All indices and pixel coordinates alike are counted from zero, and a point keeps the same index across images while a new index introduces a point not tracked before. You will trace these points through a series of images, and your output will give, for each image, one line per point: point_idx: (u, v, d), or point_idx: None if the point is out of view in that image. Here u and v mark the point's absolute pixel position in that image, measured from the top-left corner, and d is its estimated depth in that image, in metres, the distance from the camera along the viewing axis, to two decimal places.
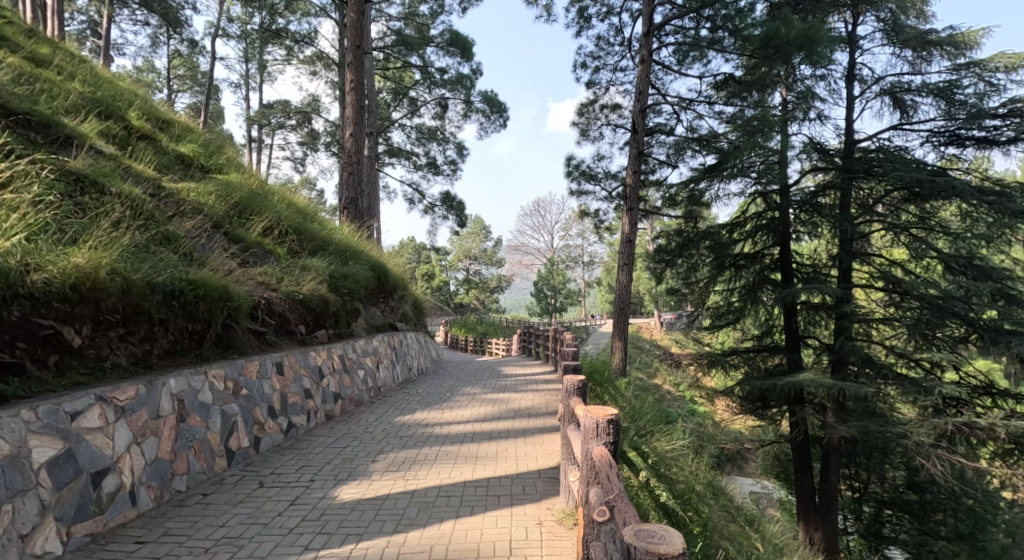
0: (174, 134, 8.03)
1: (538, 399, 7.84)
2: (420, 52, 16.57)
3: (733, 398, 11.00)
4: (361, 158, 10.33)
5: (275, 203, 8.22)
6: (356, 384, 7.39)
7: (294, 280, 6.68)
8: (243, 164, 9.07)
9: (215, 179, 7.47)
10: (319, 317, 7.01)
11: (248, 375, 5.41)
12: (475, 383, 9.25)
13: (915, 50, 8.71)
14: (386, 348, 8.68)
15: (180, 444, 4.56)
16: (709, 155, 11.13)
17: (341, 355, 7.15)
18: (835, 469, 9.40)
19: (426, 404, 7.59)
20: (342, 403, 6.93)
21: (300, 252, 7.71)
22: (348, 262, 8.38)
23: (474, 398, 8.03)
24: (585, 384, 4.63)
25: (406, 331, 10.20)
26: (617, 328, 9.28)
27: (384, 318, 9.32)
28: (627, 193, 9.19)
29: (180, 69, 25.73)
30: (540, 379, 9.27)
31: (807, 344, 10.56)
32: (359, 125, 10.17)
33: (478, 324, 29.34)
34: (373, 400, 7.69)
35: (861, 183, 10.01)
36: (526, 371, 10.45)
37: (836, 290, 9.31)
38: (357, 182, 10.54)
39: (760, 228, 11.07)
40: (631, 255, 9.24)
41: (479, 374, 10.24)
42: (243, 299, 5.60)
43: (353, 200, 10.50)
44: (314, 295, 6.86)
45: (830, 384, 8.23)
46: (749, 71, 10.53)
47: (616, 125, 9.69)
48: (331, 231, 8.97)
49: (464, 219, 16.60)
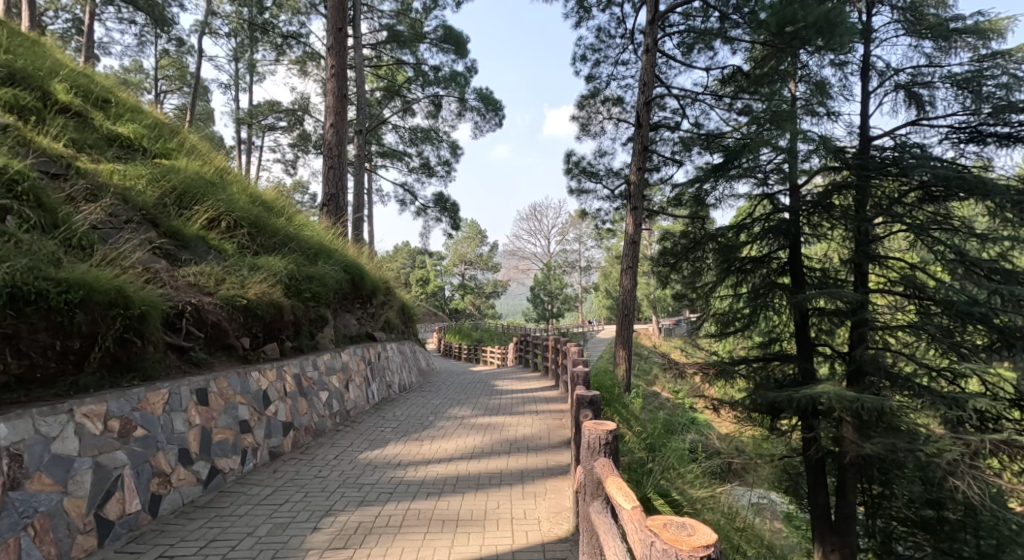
0: (117, 117, 7.36)
1: (537, 426, 7.18)
2: (412, 49, 16.01)
3: (739, 409, 10.43)
4: (343, 153, 9.74)
5: (235, 195, 7.63)
6: (313, 411, 6.74)
7: (237, 282, 6.06)
8: (210, 157, 8.45)
9: (168, 169, 6.84)
10: (269, 328, 6.40)
11: (144, 411, 4.62)
12: (460, 402, 8.61)
13: (936, 40, 8.26)
14: (358, 364, 8.05)
15: (8, 523, 3.63)
16: (715, 153, 10.58)
17: (295, 377, 6.49)
18: (852, 487, 8.83)
19: (398, 434, 6.92)
20: (292, 434, 6.27)
21: (258, 251, 7.12)
22: (317, 261, 7.79)
23: (457, 424, 7.36)
24: (616, 438, 3.99)
25: (387, 341, 9.58)
26: (622, 335, 8.69)
27: (361, 328, 8.73)
28: (632, 192, 8.60)
29: (168, 69, 25.09)
30: (540, 397, 8.67)
31: (821, 353, 10.03)
32: (341, 115, 9.58)
33: (473, 330, 28.68)
34: (337, 429, 7.03)
35: (878, 183, 9.46)
36: (524, 384, 9.84)
37: (856, 295, 8.74)
38: (338, 176, 9.95)
39: (766, 233, 10.54)
40: (636, 258, 8.64)
41: (468, 389, 9.62)
42: (148, 307, 4.87)
43: (335, 196, 9.90)
44: (263, 301, 6.25)
45: (851, 399, 7.62)
46: (759, 64, 10.01)
47: (618, 120, 9.12)
48: (302, 229, 8.35)
49: (458, 222, 16.02)
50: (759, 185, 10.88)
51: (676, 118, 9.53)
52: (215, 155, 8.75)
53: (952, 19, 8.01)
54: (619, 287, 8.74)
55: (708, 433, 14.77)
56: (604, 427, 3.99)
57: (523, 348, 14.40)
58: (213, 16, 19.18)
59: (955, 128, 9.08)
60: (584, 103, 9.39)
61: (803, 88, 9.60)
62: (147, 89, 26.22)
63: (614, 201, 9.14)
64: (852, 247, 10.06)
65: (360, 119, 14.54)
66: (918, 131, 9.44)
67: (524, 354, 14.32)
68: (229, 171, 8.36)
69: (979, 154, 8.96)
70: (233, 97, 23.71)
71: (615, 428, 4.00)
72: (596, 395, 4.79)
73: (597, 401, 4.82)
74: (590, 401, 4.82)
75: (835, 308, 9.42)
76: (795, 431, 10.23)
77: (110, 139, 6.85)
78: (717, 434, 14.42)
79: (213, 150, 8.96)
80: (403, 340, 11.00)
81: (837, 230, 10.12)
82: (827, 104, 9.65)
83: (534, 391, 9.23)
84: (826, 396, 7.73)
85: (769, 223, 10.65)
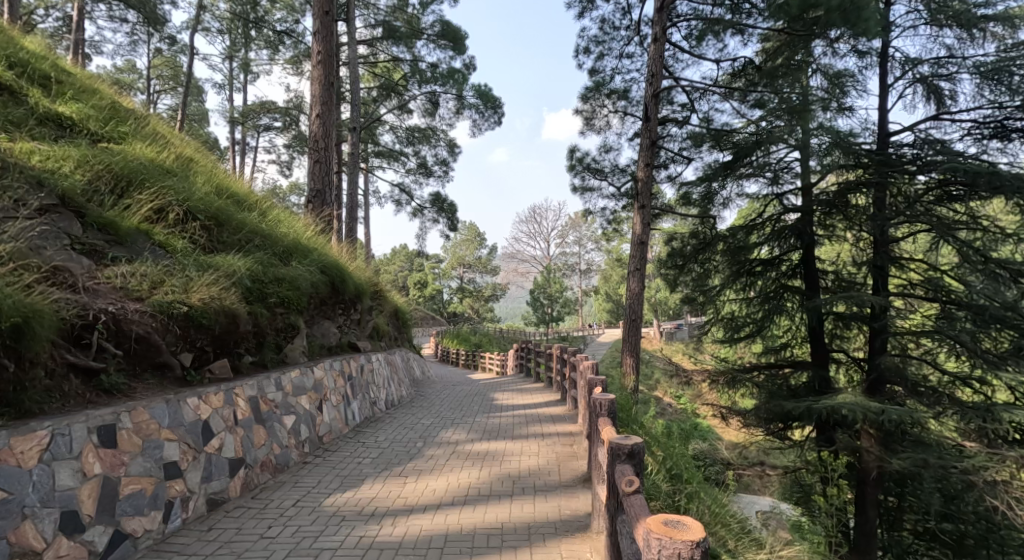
0: (74, 101, 6.81)
1: (544, 458, 6.47)
2: (409, 45, 15.56)
3: (750, 419, 9.97)
4: (331, 146, 9.24)
5: (210, 189, 7.11)
6: (274, 441, 5.91)
7: (179, 286, 5.29)
8: (183, 150, 7.94)
9: (131, 160, 6.30)
10: (215, 340, 5.56)
11: (6, 465, 3.67)
12: (452, 425, 7.93)
13: (962, 28, 8.17)
14: (334, 382, 7.33)
15: None
16: (725, 151, 10.15)
17: (246, 404, 5.60)
18: (872, 503, 8.39)
19: (377, 469, 6.14)
20: (245, 471, 5.43)
21: (217, 249, 6.48)
22: (290, 262, 7.21)
23: (449, 454, 6.64)
24: (704, 552, 3.04)
25: (372, 352, 8.96)
26: (628, 341, 8.23)
27: (342, 336, 8.16)
28: (639, 190, 8.15)
29: (161, 69, 24.63)
30: (545, 418, 8.06)
31: (838, 359, 9.64)
32: (328, 107, 9.10)
33: (471, 334, 28.18)
34: (303, 463, 6.23)
35: (898, 180, 8.97)
36: (527, 398, 9.35)
37: (878, 299, 8.29)
38: (325, 172, 9.46)
39: (779, 234, 10.17)
40: (644, 260, 8.17)
41: (464, 407, 8.97)
42: (31, 320, 4.04)
43: (320, 192, 9.42)
44: (209, 309, 5.40)
45: (877, 410, 7.13)
46: (772, 57, 9.64)
47: (624, 113, 8.65)
48: (280, 227, 7.77)
49: (456, 223, 15.56)
50: (769, 186, 10.54)
51: (684, 112, 9.10)
52: (197, 153, 8.34)
53: (978, 5, 7.96)
54: (626, 290, 8.24)
55: (715, 441, 14.32)
56: (687, 538, 3.03)
57: (523, 354, 13.95)
58: (206, 13, 18.72)
59: (977, 123, 8.70)
60: (588, 96, 8.93)
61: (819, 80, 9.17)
62: (141, 89, 25.79)
63: (621, 199, 8.67)
64: (871, 248, 9.59)
65: (355, 117, 14.08)
66: (939, 126, 9.03)
67: (524, 360, 13.87)
68: (197, 162, 7.81)
69: (1004, 151, 8.53)
70: (227, 98, 23.27)
71: (702, 539, 3.04)
72: (637, 445, 4.08)
73: (639, 452, 4.11)
74: (630, 453, 4.09)
75: (855, 313, 8.96)
76: (808, 441, 9.81)
77: (47, 119, 6.27)
78: (725, 442, 13.95)
79: (195, 148, 8.55)
80: (394, 350, 10.37)
81: (858, 230, 9.58)
82: (845, 98, 9.24)
83: (538, 409, 8.60)
84: (852, 409, 7.20)
85: (780, 225, 10.25)
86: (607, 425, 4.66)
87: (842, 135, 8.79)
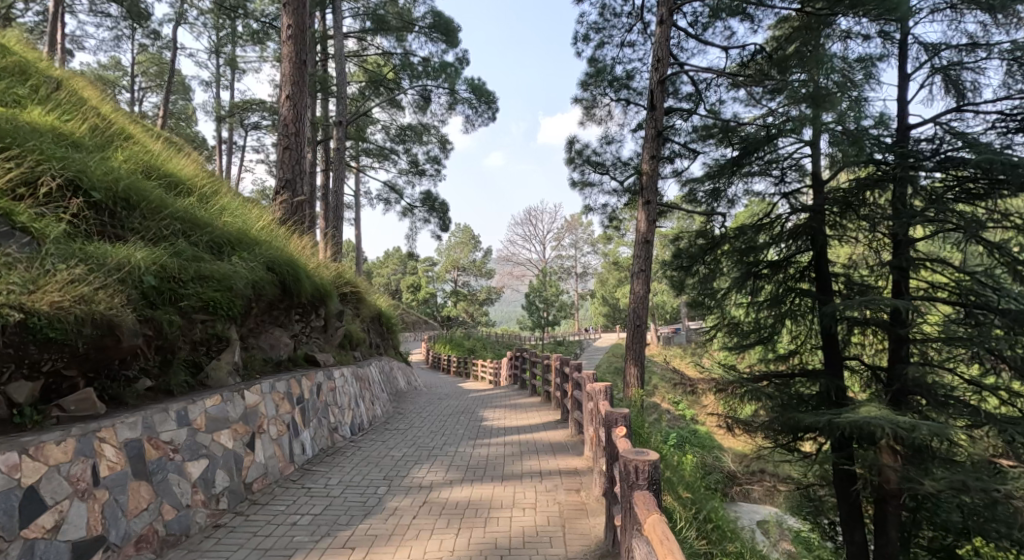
0: (17, 77, 6.12)
1: (542, 517, 5.00)
2: (399, 39, 14.95)
3: (757, 432, 9.35)
4: (302, 132, 8.58)
5: (157, 173, 6.24)
6: (167, 501, 4.32)
7: (21, 281, 3.77)
8: (141, 135, 7.21)
9: (51, 130, 5.30)
10: (78, 358, 4.04)
11: None
12: (424, 461, 6.56)
13: (991, 11, 7.61)
14: (281, 407, 5.93)
15: None
16: (731, 147, 9.64)
17: (113, 457, 3.97)
18: (892, 524, 7.61)
19: (314, 535, 4.62)
20: (106, 555, 3.78)
21: (123, 237, 5.01)
22: (225, 255, 5.79)
23: (418, 509, 5.15)
24: None
25: (341, 369, 7.82)
26: (632, 349, 7.56)
27: (296, 343, 7.06)
28: (643, 184, 7.52)
29: (145, 65, 23.92)
30: (542, 448, 6.99)
31: (854, 370, 9.06)
32: (301, 89, 8.49)
33: (464, 340, 27.55)
34: (215, 526, 4.64)
35: (918, 177, 8.40)
36: (523, 419, 8.62)
37: (900, 304, 7.69)
38: (296, 160, 8.76)
39: (790, 232, 9.55)
40: (649, 259, 7.55)
41: (442, 437, 7.72)
42: None
43: (290, 181, 8.70)
44: (64, 316, 3.83)
45: (906, 426, 6.49)
46: (783, 45, 9.11)
47: (628, 102, 8.04)
48: (242, 219, 6.83)
49: (447, 224, 14.92)
50: (774, 185, 10.06)
51: (690, 103, 8.51)
52: (154, 142, 7.57)
53: None
54: (629, 294, 7.61)
55: (716, 451, 13.71)
56: None
57: (518, 362, 13.32)
58: (190, 7, 18.08)
59: (1003, 115, 8.16)
60: (586, 84, 8.33)
61: (840, 61, 8.37)
62: (126, 88, 25.17)
63: (622, 195, 8.05)
64: (889, 250, 9.04)
65: (342, 112, 13.44)
66: (961, 118, 8.46)
67: (518, 369, 13.23)
68: (141, 141, 6.95)
69: None
70: (214, 96, 22.63)
71: None
72: None
73: None
74: None
75: (872, 318, 8.36)
76: (819, 455, 9.23)
77: None
78: (727, 452, 13.40)
79: (154, 138, 7.82)
80: (369, 364, 9.38)
81: (877, 231, 8.96)
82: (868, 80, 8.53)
83: (533, 435, 7.64)
84: (879, 425, 6.57)
85: (791, 224, 9.67)
86: (651, 512, 3.38)
87: (854, 134, 8.29)
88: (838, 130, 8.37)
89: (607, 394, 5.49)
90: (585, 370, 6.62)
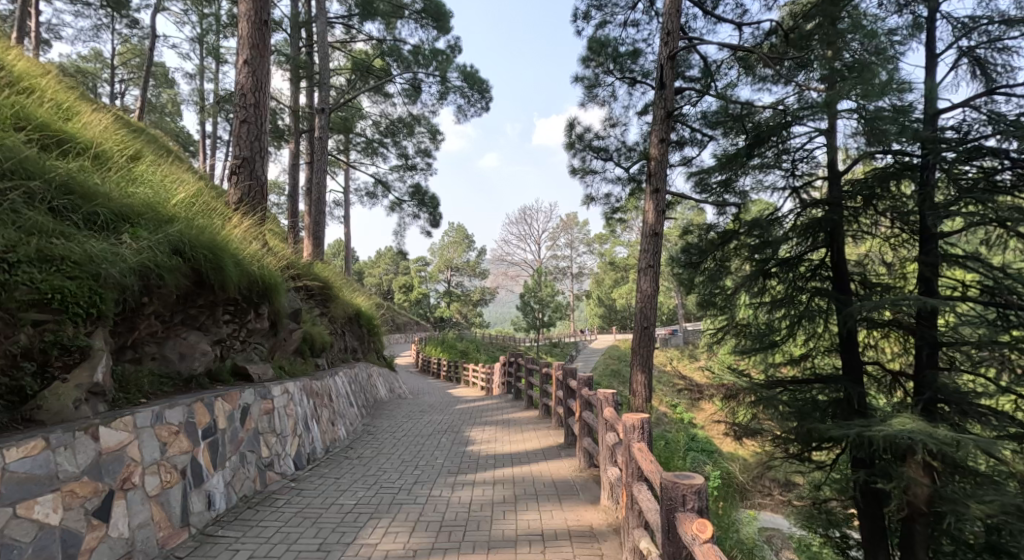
0: None
1: None
2: (388, 25, 14.22)
3: (771, 440, 8.65)
4: (262, 106, 7.87)
5: (72, 147, 5.47)
6: None
7: None
8: (61, 100, 6.29)
9: None
10: None
11: None
12: (380, 514, 5.23)
13: None
14: (160, 444, 4.41)
15: None
16: (741, 135, 8.98)
17: None
18: (922, 544, 6.90)
19: None
20: None
21: None
22: (103, 232, 4.66)
23: None
24: None
25: (294, 385, 6.61)
26: (639, 354, 6.88)
27: (223, 349, 5.91)
28: (651, 170, 6.82)
29: (126, 57, 23.14)
30: (541, 484, 6.01)
31: (875, 376, 8.45)
32: (260, 54, 7.85)
33: (456, 342, 26.85)
34: None
35: (947, 167, 7.62)
36: (516, 445, 7.64)
37: (933, 302, 6.98)
38: (257, 139, 7.99)
39: (804, 228, 8.88)
40: (658, 253, 6.86)
41: (409, 474, 6.42)
42: None
43: (249, 159, 7.96)
44: None
45: (946, 439, 5.81)
46: (798, 23, 8.40)
47: (634, 81, 7.34)
48: (158, 192, 5.75)
49: (438, 219, 14.20)
50: (784, 176, 9.39)
51: (699, 83, 7.81)
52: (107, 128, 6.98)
53: None
54: (635, 291, 6.93)
55: (720, 459, 13.00)
56: None
57: (512, 368, 12.59)
58: None
59: None
60: (586, 61, 7.64)
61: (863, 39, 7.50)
62: (105, 80, 24.37)
63: (626, 183, 7.34)
64: (909, 246, 8.57)
65: (324, 100, 12.68)
66: (995, 101, 7.71)
67: (512, 377, 12.50)
68: (41, 95, 5.92)
69: None
70: (198, 89, 21.88)
71: None
72: None
73: None
74: None
75: (897, 318, 7.70)
76: (836, 464, 8.61)
77: None
78: (731, 460, 12.70)
79: (85, 106, 6.91)
80: (336, 375, 8.39)
81: (896, 227, 8.43)
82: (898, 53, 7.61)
83: (532, 469, 6.54)
84: (918, 440, 5.88)
85: (802, 219, 9.02)
86: None
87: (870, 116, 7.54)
88: (858, 112, 7.64)
89: (643, 433, 4.40)
90: (602, 390, 5.34)
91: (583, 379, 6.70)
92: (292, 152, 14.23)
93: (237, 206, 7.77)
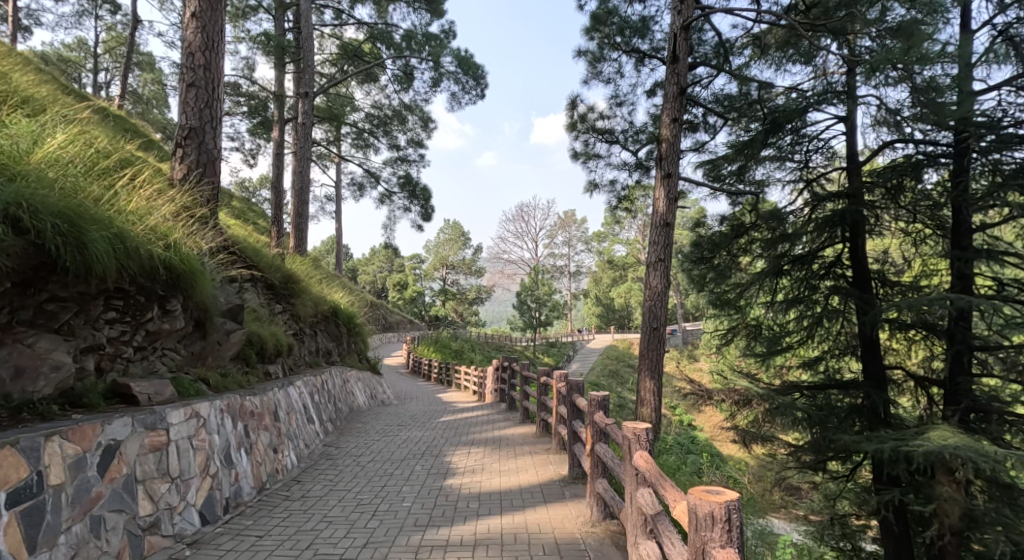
0: None
1: None
2: (380, 9, 13.55)
3: (786, 449, 8.00)
4: (212, 64, 7.27)
5: None
6: None
7: None
8: None
9: None
10: None
11: None
12: None
13: None
14: None
15: None
16: (753, 123, 8.37)
17: None
18: None
19: None
20: None
21: None
22: None
23: None
24: None
25: (207, 412, 5.26)
26: (648, 358, 6.21)
27: (89, 352, 4.65)
28: (663, 151, 6.16)
29: (109, 45, 22.47)
30: (541, 534, 5.01)
31: (895, 379, 7.88)
32: (211, 7, 7.23)
33: (450, 342, 26.26)
34: None
35: (985, 152, 6.86)
36: (497, 481, 6.54)
37: (971, 301, 6.31)
38: (206, 108, 7.30)
39: (823, 221, 8.23)
40: (671, 244, 6.19)
41: (359, 529, 5.10)
42: None
43: (198, 130, 7.26)
44: None
45: (997, 460, 5.15)
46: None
47: (642, 55, 6.69)
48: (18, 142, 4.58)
49: (430, 213, 13.50)
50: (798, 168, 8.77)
51: (713, 61, 7.17)
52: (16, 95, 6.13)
53: None
54: (644, 288, 6.32)
55: (724, 467, 12.37)
56: None
57: (504, 374, 11.94)
58: None
59: None
60: (590, 33, 6.99)
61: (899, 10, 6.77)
62: (89, 70, 23.62)
63: (635, 170, 6.70)
64: (931, 243, 7.96)
65: (309, 84, 11.98)
66: None
67: (506, 384, 11.84)
68: None
69: None
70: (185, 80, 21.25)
71: None
72: None
73: None
74: None
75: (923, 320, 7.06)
76: (855, 474, 8.01)
77: None
78: (735, 468, 12.07)
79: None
80: (290, 386, 7.42)
81: (916, 222, 7.84)
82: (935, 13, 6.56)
83: (527, 519, 5.37)
84: (959, 454, 5.26)
85: (821, 212, 8.42)
86: None
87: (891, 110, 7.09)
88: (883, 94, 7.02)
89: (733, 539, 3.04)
90: (636, 429, 4.24)
91: (596, 402, 5.66)
92: (275, 142, 13.55)
93: (187, 187, 7.04)
